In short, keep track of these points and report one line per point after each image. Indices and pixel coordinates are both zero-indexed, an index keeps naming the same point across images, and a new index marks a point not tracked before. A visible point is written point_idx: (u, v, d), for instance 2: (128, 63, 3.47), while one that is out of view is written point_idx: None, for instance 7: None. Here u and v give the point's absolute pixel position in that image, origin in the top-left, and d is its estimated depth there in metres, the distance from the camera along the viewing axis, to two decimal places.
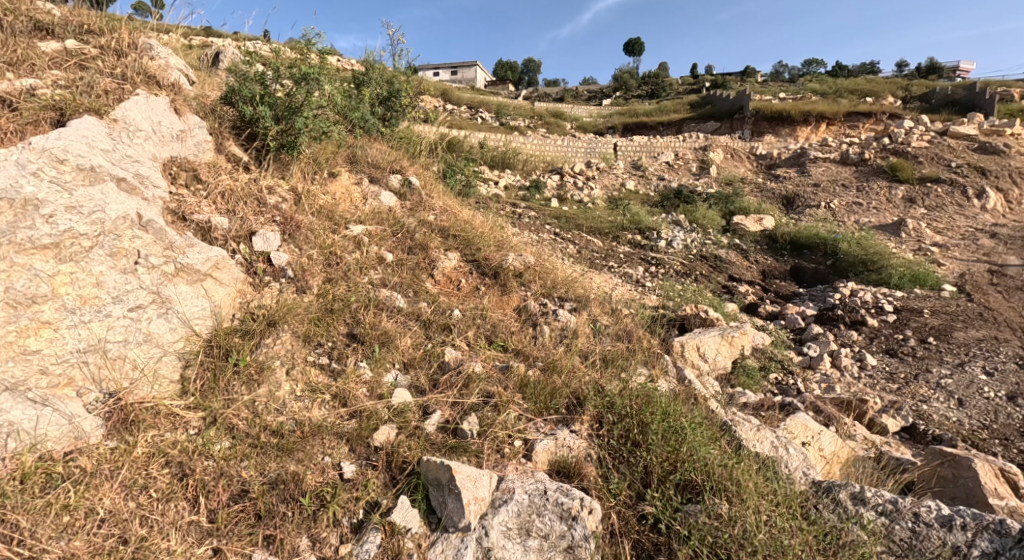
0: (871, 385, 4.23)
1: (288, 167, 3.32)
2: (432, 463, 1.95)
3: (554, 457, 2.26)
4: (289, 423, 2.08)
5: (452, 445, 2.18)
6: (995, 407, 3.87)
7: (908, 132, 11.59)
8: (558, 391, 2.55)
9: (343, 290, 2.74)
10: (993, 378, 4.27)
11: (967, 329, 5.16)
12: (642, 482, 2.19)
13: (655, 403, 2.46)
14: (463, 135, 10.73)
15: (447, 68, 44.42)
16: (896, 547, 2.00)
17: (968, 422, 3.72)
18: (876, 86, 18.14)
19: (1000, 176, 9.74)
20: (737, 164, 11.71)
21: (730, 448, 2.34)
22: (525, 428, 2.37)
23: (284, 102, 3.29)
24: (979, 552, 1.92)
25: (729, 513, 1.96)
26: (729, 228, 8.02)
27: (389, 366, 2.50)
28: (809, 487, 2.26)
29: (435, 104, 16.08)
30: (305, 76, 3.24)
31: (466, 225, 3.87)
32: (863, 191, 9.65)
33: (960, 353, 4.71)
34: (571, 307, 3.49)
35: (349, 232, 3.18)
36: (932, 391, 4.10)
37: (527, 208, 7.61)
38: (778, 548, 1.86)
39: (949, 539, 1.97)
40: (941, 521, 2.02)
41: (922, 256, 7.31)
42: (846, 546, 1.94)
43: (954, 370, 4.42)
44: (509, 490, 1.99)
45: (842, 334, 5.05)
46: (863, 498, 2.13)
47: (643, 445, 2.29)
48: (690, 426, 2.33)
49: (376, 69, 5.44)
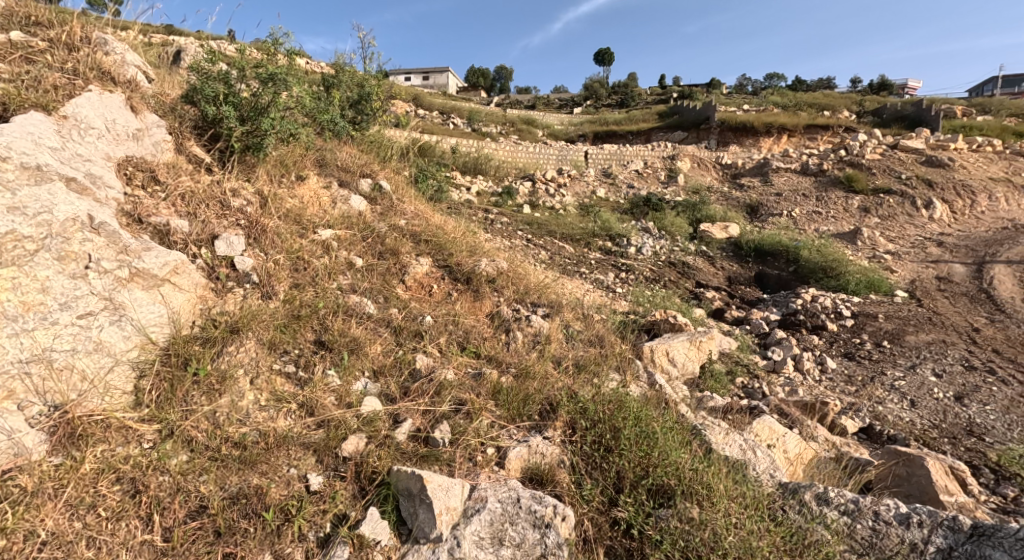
0: (832, 387, 4.36)
1: (254, 169, 3.24)
2: (403, 473, 1.91)
3: (527, 464, 2.23)
4: (252, 434, 2.01)
5: (423, 453, 2.14)
6: (944, 407, 4.03)
7: (863, 144, 12.07)
8: (531, 397, 2.54)
9: (310, 296, 2.68)
10: (941, 379, 4.45)
11: (918, 333, 5.37)
12: (615, 487, 2.19)
13: (627, 407, 2.47)
14: (436, 140, 10.70)
15: (418, 73, 44.39)
16: (858, 545, 2.03)
17: (919, 422, 3.85)
18: (832, 100, 18.93)
19: (946, 188, 10.23)
20: (704, 172, 11.97)
21: (701, 451, 2.36)
22: (498, 435, 2.34)
23: (249, 102, 3.21)
24: (934, 548, 1.98)
25: (700, 517, 1.97)
26: (697, 235, 8.17)
27: (357, 374, 2.44)
28: (776, 488, 2.28)
29: (407, 108, 16.00)
30: (272, 76, 3.15)
31: (438, 230, 3.84)
32: (821, 201, 10.00)
33: (912, 355, 4.89)
34: (543, 312, 3.50)
35: (317, 236, 3.11)
36: (887, 392, 4.24)
37: (500, 214, 7.63)
38: (746, 549, 1.88)
39: (907, 537, 2.03)
40: (899, 519, 2.08)
41: (877, 263, 7.59)
42: (810, 546, 1.96)
43: (907, 371, 4.58)
44: (481, 499, 1.96)
45: (804, 338, 5.19)
46: (827, 498, 2.17)
47: (615, 450, 2.29)
48: (661, 430, 2.34)
49: (346, 73, 5.35)
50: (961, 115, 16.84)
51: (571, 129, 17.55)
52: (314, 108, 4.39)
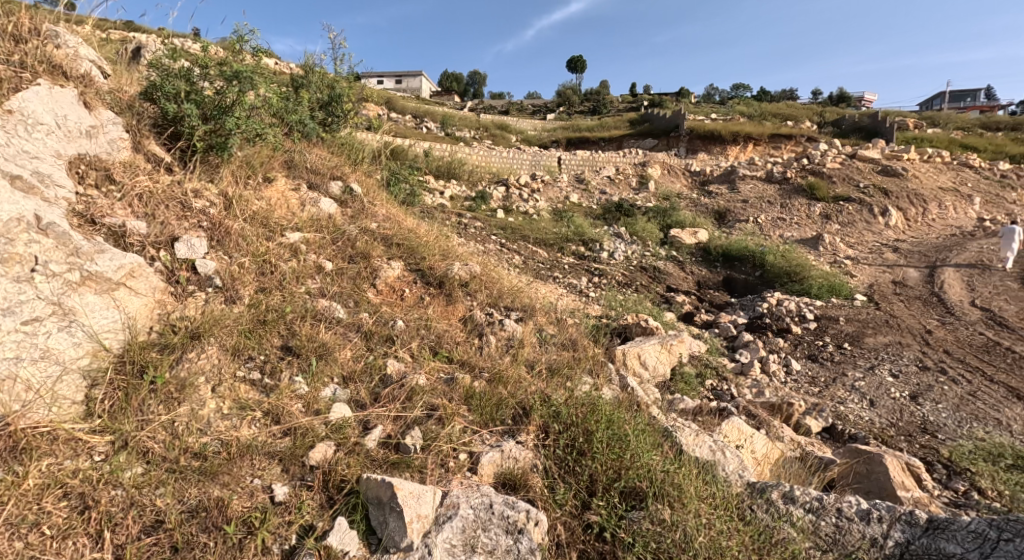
0: (797, 388, 4.46)
1: (218, 170, 3.14)
2: (373, 481, 1.87)
3: (500, 469, 2.21)
4: (213, 445, 1.94)
5: (394, 460, 2.10)
6: (901, 406, 4.17)
7: (824, 154, 12.49)
8: (503, 402, 2.52)
9: (277, 301, 2.61)
10: (898, 379, 4.61)
11: (876, 335, 5.56)
12: (588, 491, 2.18)
13: (600, 410, 2.47)
14: (408, 144, 10.62)
15: (391, 76, 44.06)
16: (822, 541, 2.07)
17: (878, 421, 3.98)
18: (795, 111, 19.55)
19: (900, 197, 10.71)
20: (675, 178, 12.18)
21: (672, 453, 2.38)
22: (470, 440, 2.31)
23: (213, 101, 3.12)
24: (894, 543, 2.04)
25: (671, 518, 1.98)
26: (667, 240, 8.28)
27: (326, 381, 2.39)
28: (744, 488, 2.31)
29: (380, 111, 15.83)
30: (237, 74, 3.06)
31: (410, 234, 3.80)
32: (785, 208, 10.29)
33: (870, 357, 5.06)
34: (517, 317, 3.48)
35: (285, 239, 3.04)
36: (848, 393, 4.37)
37: (473, 218, 7.61)
38: (716, 549, 1.89)
39: (868, 532, 2.08)
40: (861, 515, 2.13)
41: (838, 268, 7.85)
42: (777, 545, 1.99)
43: (866, 372, 4.73)
44: (453, 506, 1.93)
45: (770, 341, 5.31)
46: (793, 496, 2.21)
47: (588, 453, 2.29)
48: (633, 433, 2.36)
49: (315, 75, 5.39)
50: (913, 127, 17.61)
51: (544, 134, 17.64)
52: (282, 108, 4.33)
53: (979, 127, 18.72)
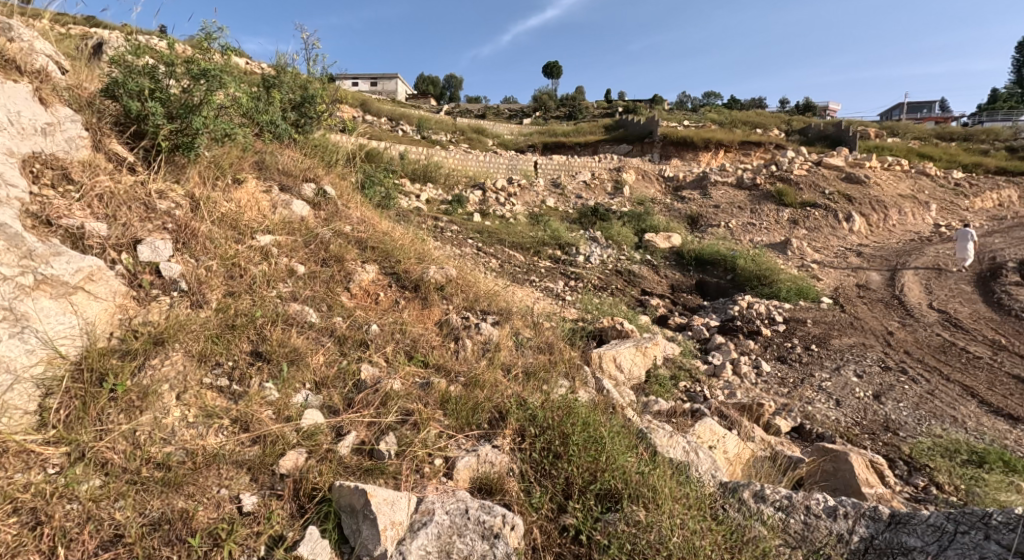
0: (767, 389, 4.55)
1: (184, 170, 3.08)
2: (346, 488, 1.84)
3: (476, 474, 2.18)
4: (177, 454, 1.88)
5: (367, 467, 2.07)
6: (865, 405, 4.30)
7: (792, 161, 12.82)
8: (480, 406, 2.50)
9: (247, 305, 2.55)
10: (862, 379, 4.76)
11: (841, 337, 5.73)
12: (564, 494, 2.18)
13: (576, 413, 2.48)
14: (384, 146, 10.54)
15: (366, 78, 43.71)
16: (791, 538, 2.10)
17: (844, 420, 4.08)
18: (764, 119, 20.08)
19: (863, 204, 11.09)
20: (649, 184, 12.35)
21: (647, 454, 2.39)
22: (446, 445, 2.28)
23: (179, 99, 3.04)
24: (858, 538, 2.08)
25: (646, 519, 1.98)
26: (642, 244, 8.37)
27: (298, 387, 2.34)
28: (717, 488, 2.33)
29: (354, 113, 15.69)
30: (205, 72, 2.98)
31: (385, 237, 3.76)
32: (755, 213, 10.54)
33: (836, 358, 5.21)
34: (493, 320, 3.47)
35: (255, 242, 2.97)
36: (815, 393, 4.48)
37: (450, 222, 7.58)
38: (690, 549, 1.90)
39: (835, 528, 2.12)
40: (827, 511, 2.17)
41: (805, 271, 8.06)
42: (749, 543, 2.01)
43: (833, 373, 4.86)
44: (428, 512, 1.90)
45: (741, 343, 5.42)
46: (764, 495, 2.25)
47: (564, 456, 2.28)
48: (608, 435, 2.37)
49: (287, 75, 5.26)
50: (875, 135, 18.25)
51: (520, 139, 17.70)
52: (252, 108, 4.26)
53: (935, 137, 19.48)
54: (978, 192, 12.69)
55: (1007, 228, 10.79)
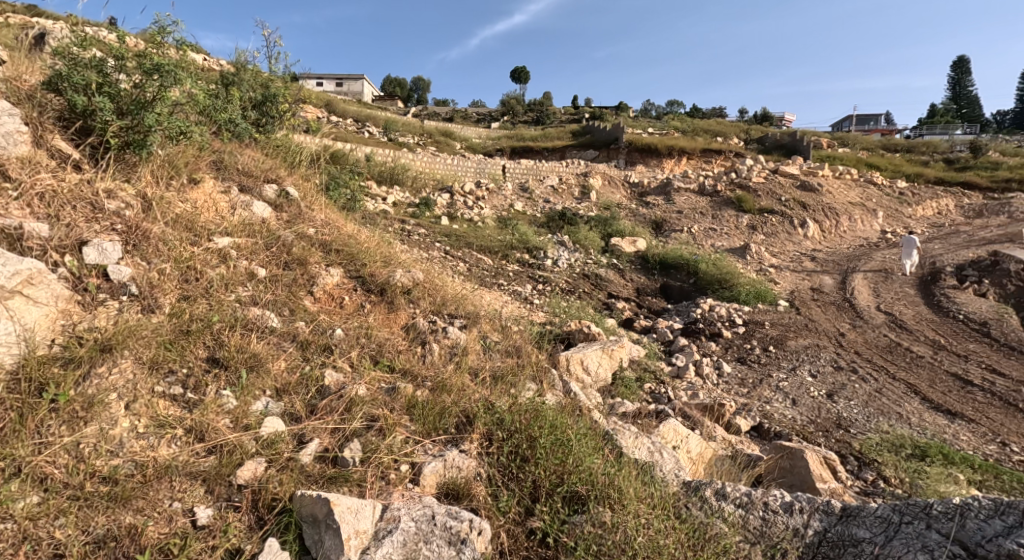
0: (728, 389, 4.67)
1: (136, 169, 2.94)
2: (308, 498, 1.79)
3: (443, 479, 2.16)
4: (126, 467, 1.79)
5: (330, 475, 2.02)
6: (819, 404, 4.46)
7: (752, 168, 13.22)
8: (447, 410, 2.47)
9: (203, 310, 2.45)
10: (816, 379, 4.95)
11: (797, 338, 5.93)
12: (531, 497, 2.17)
13: (544, 416, 2.47)
14: (349, 148, 10.37)
15: (332, 79, 43.03)
16: (750, 535, 2.15)
17: (799, 418, 4.22)
18: (724, 127, 20.68)
19: (816, 210, 11.56)
20: (615, 190, 12.50)
21: (612, 455, 2.41)
22: (413, 451, 2.24)
23: (130, 95, 2.92)
24: (813, 531, 2.12)
25: (612, 520, 1.99)
26: (608, 248, 8.47)
27: (257, 394, 2.26)
28: (680, 487, 2.36)
29: (318, 114, 15.43)
30: (158, 68, 2.90)
31: (350, 240, 3.69)
32: (716, 219, 10.83)
33: (792, 358, 5.40)
34: (461, 324, 3.45)
35: (213, 244, 2.87)
36: (773, 392, 4.62)
37: (417, 225, 7.51)
38: (654, 548, 1.91)
39: (791, 523, 2.16)
40: (785, 507, 2.21)
41: (764, 275, 8.32)
42: (710, 540, 2.04)
43: (789, 373, 5.03)
44: (394, 519, 1.87)
45: (703, 345, 5.55)
46: (725, 493, 2.28)
47: (531, 459, 2.27)
48: (576, 437, 2.37)
49: (248, 73, 5.41)
50: (827, 145, 19.05)
51: (489, 142, 17.70)
52: (211, 106, 4.15)
53: (881, 148, 20.42)
54: (920, 200, 13.37)
55: (946, 234, 11.38)
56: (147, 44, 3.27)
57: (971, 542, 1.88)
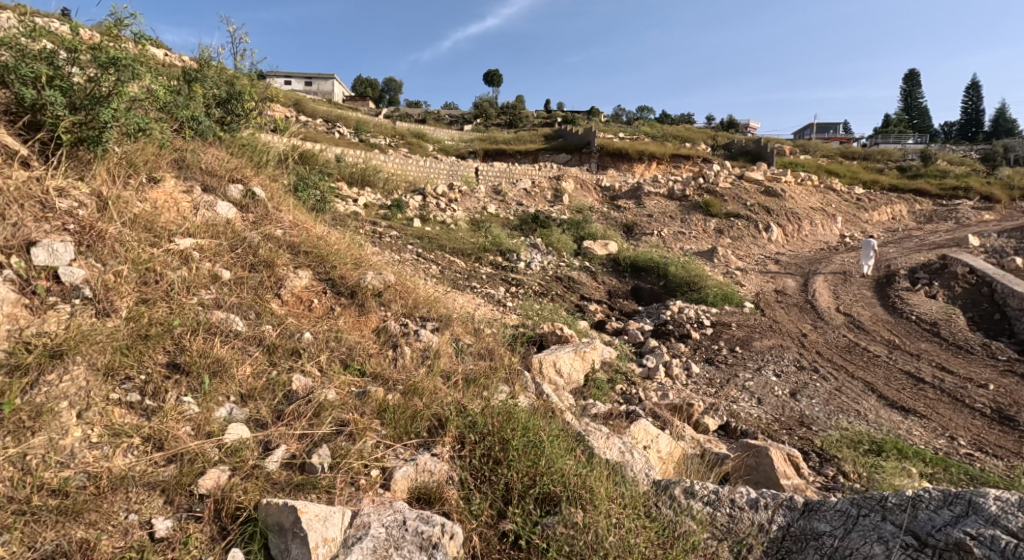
0: (696, 389, 4.89)
1: (90, 166, 3.19)
2: (275, 507, 1.85)
3: (415, 483, 2.22)
4: (78, 479, 1.84)
5: (298, 482, 2.08)
6: (783, 402, 4.74)
7: (718, 173, 13.64)
8: (419, 414, 2.57)
9: (163, 314, 2.62)
10: (780, 378, 5.22)
11: (762, 339, 6.23)
12: (503, 500, 2.25)
13: (516, 419, 2.58)
14: (319, 149, 10.30)
15: (299, 78, 42.32)
16: (718, 531, 2.21)
17: (765, 416, 4.46)
18: (692, 133, 21.27)
19: (779, 215, 12.05)
20: (587, 193, 12.68)
21: (584, 457, 2.51)
22: (383, 456, 2.33)
23: (84, 90, 3.14)
24: (777, 526, 2.21)
25: (584, 520, 2.07)
26: (580, 251, 8.64)
27: (221, 400, 2.40)
28: (650, 486, 2.43)
29: (287, 113, 15.23)
30: (115, 60, 3.19)
31: (319, 241, 3.93)
32: (685, 222, 11.17)
33: (758, 359, 5.68)
34: (433, 326, 3.67)
35: (174, 245, 3.10)
36: (739, 392, 4.87)
37: (389, 227, 7.54)
38: (625, 548, 1.99)
39: (756, 519, 2.24)
40: (750, 503, 2.30)
41: (730, 277, 8.65)
42: (680, 538, 2.11)
43: (755, 373, 5.30)
44: (363, 526, 1.90)
45: (673, 346, 5.78)
46: (693, 491, 2.36)
47: (504, 462, 2.36)
48: (547, 439, 2.47)
49: (211, 70, 5.47)
50: (790, 152, 19.83)
51: (462, 145, 17.76)
52: (172, 102, 4.30)
53: (839, 155, 21.37)
54: (875, 206, 14.07)
55: (899, 239, 12.05)
56: (105, 37, 3.58)
57: (922, 532, 1.97)
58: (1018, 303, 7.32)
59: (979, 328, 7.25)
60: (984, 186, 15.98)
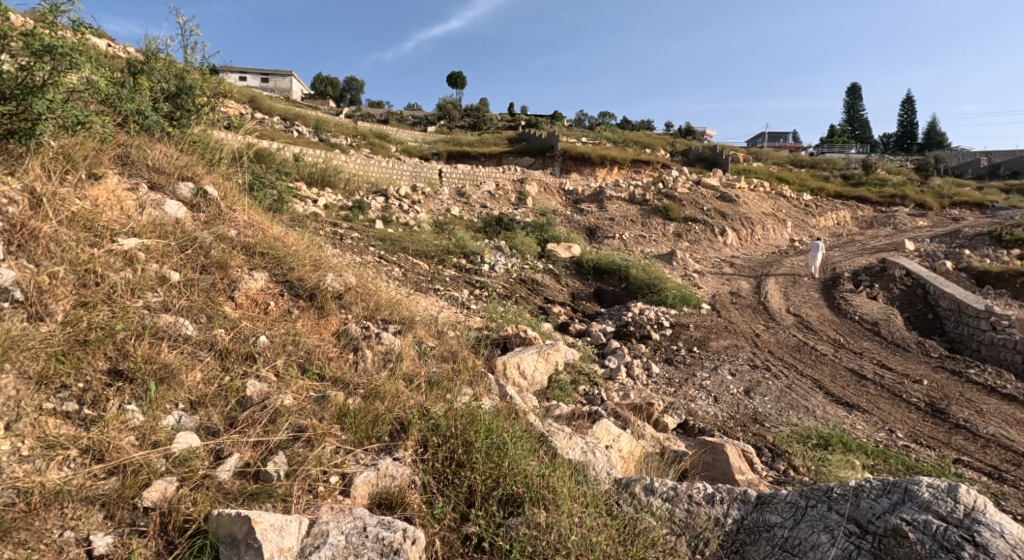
0: (656, 389, 5.06)
1: (22, 160, 3.02)
2: (226, 517, 1.81)
3: (375, 489, 2.18)
4: (6, 496, 1.74)
5: (252, 491, 2.04)
6: (738, 400, 4.96)
7: (676, 179, 14.07)
8: (380, 418, 2.56)
9: (104, 318, 2.54)
10: (735, 377, 5.46)
11: (718, 339, 6.49)
12: (466, 502, 2.23)
13: (479, 420, 2.58)
14: (276, 147, 10.06)
15: (253, 73, 41.07)
16: (676, 527, 2.21)
17: (721, 414, 4.66)
18: (652, 139, 21.87)
19: (734, 220, 12.55)
20: (550, 197, 12.85)
21: (546, 457, 2.49)
22: (343, 462, 2.29)
23: (17, 80, 3.03)
24: (732, 520, 2.22)
25: (547, 520, 2.07)
26: (544, 254, 8.76)
27: (168, 408, 2.33)
28: (611, 484, 2.43)
29: (242, 111, 14.75)
30: (49, 49, 3.01)
31: (275, 242, 3.87)
32: (645, 226, 11.47)
33: (714, 358, 5.92)
34: (395, 329, 3.68)
35: (117, 246, 3.01)
36: (697, 391, 5.07)
37: (351, 229, 7.43)
38: (587, 546, 2.00)
39: (713, 513, 2.24)
40: (707, 499, 2.29)
41: (688, 280, 8.95)
42: (639, 534, 2.13)
43: (711, 372, 5.52)
44: (321, 534, 1.85)
45: (634, 347, 5.95)
46: (653, 488, 2.35)
47: (467, 464, 2.36)
48: (511, 441, 2.47)
49: (158, 63, 5.31)
50: (743, 160, 20.65)
51: (425, 146, 17.66)
52: (115, 95, 4.22)
53: (790, 164, 22.42)
54: (822, 213, 14.84)
55: (843, 244, 12.74)
56: (39, 22, 3.41)
57: (863, 519, 2.01)
58: (947, 303, 7.93)
59: (915, 327, 7.94)
60: (919, 195, 17.09)
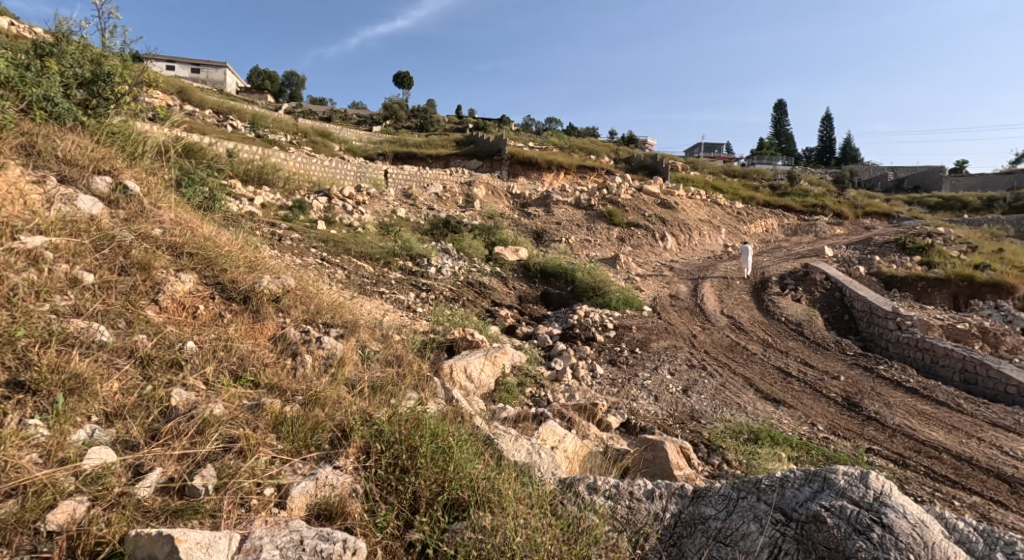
0: (600, 390, 5.19)
1: None
2: (145, 538, 1.62)
3: (314, 500, 2.06)
4: None
5: (176, 508, 1.86)
6: (676, 399, 5.17)
7: (618, 185, 14.48)
8: (320, 425, 2.41)
9: (5, 323, 2.29)
10: (674, 377, 5.69)
11: (658, 340, 6.76)
12: (410, 509, 2.13)
13: (425, 424, 2.45)
14: (208, 142, 9.53)
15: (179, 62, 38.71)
16: (618, 523, 2.19)
17: (661, 412, 4.86)
18: (597, 146, 22.46)
19: (673, 226, 13.08)
20: (497, 200, 12.89)
21: (492, 460, 2.43)
22: (279, 472, 2.14)
23: None
24: (669, 514, 2.23)
25: (491, 523, 1.99)
26: (492, 257, 8.78)
27: (79, 421, 2.12)
28: (556, 485, 2.39)
29: (169, 101, 13.86)
30: None
31: (205, 242, 3.66)
32: (590, 231, 11.74)
33: (654, 358, 6.16)
34: (337, 333, 3.57)
35: (19, 243, 2.74)
36: (640, 391, 5.25)
37: (290, 229, 7.15)
38: (532, 546, 1.92)
39: (652, 508, 2.26)
40: (647, 494, 2.31)
41: (631, 283, 9.25)
42: (583, 532, 2.07)
43: (652, 372, 5.74)
44: (253, 550, 1.71)
45: (579, 349, 6.07)
46: (596, 487, 2.34)
47: (411, 470, 2.24)
48: (456, 444, 2.36)
49: (71, 46, 4.84)
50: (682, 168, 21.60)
51: (369, 146, 17.31)
52: (15, 78, 3.90)
53: (725, 173, 23.68)
54: (752, 220, 15.74)
55: (771, 250, 13.56)
56: None
57: (788, 508, 2.07)
58: (861, 305, 8.62)
59: (834, 327, 8.63)
60: (838, 205, 18.47)
